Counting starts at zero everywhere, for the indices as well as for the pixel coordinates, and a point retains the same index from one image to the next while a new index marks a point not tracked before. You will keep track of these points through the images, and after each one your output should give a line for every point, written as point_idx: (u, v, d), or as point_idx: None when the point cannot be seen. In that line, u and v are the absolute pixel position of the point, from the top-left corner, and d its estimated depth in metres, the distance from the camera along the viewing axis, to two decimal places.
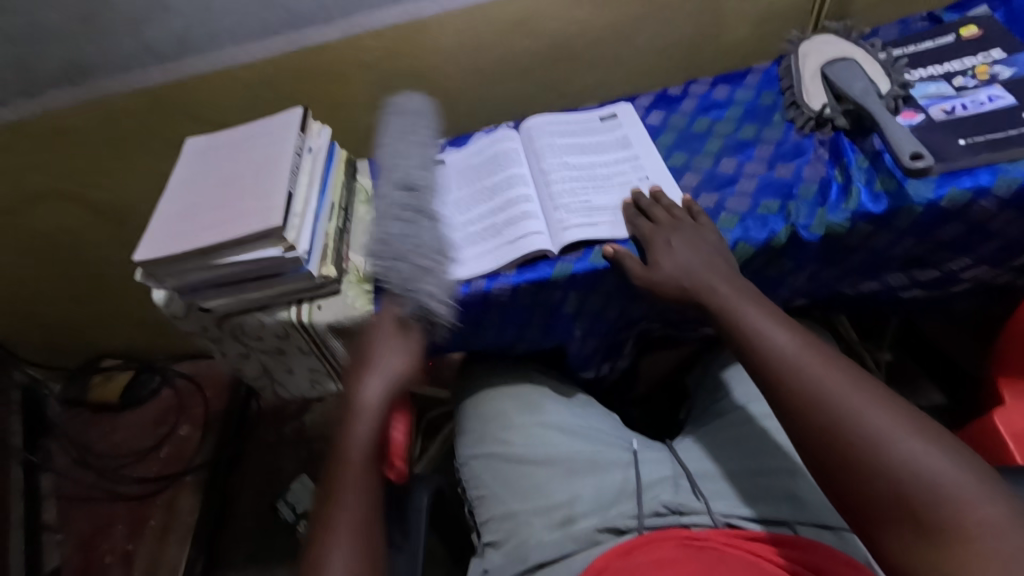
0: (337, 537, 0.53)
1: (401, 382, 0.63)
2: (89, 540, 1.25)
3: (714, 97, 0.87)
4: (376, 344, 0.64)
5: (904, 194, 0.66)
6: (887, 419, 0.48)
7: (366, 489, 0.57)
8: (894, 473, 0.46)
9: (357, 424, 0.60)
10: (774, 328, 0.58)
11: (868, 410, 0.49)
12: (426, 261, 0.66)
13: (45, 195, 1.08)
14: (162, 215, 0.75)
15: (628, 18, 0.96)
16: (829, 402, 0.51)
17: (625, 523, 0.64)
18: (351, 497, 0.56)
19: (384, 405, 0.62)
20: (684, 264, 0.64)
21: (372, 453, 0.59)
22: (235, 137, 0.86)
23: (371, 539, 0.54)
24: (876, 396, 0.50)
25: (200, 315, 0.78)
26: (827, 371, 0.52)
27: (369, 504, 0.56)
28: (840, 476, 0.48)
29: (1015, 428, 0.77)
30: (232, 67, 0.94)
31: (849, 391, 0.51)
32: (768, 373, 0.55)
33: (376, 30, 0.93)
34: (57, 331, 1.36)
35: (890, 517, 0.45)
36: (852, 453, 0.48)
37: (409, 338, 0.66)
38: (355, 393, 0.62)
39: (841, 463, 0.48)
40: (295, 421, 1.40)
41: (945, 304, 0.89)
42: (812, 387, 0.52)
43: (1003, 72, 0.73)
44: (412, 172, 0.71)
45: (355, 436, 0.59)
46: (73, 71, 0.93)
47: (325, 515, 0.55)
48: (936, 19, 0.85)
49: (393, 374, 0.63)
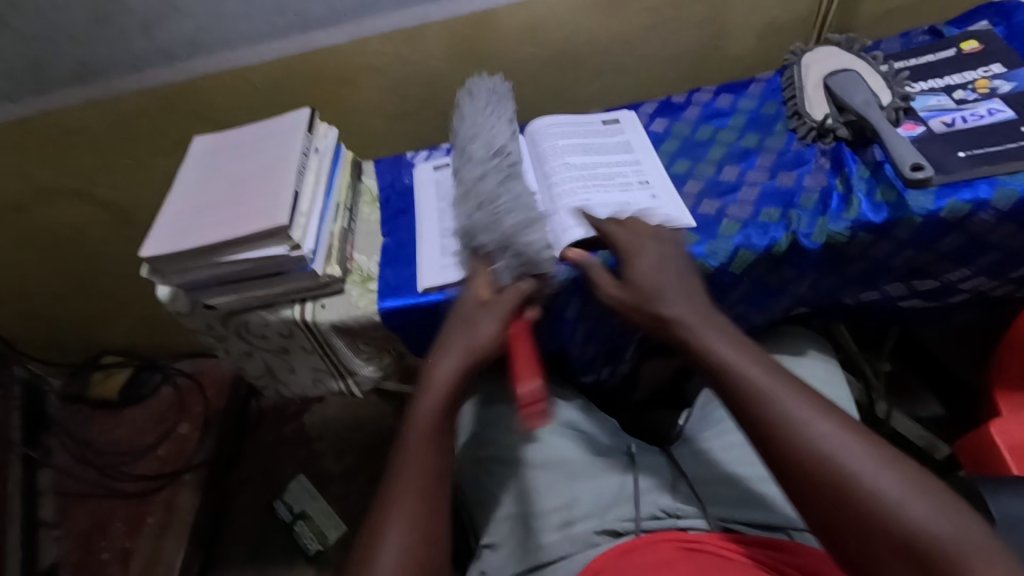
0: (399, 503, 0.54)
1: (490, 347, 0.61)
2: (87, 536, 1.25)
3: (717, 106, 0.88)
4: (474, 311, 0.64)
5: (904, 204, 0.67)
6: (860, 455, 0.49)
7: (429, 462, 0.57)
8: (875, 511, 0.47)
9: (428, 397, 0.60)
10: (744, 355, 0.56)
11: (842, 446, 0.49)
12: (531, 217, 0.66)
13: (51, 192, 1.09)
14: (169, 213, 0.76)
15: (634, 26, 0.97)
16: (808, 437, 0.50)
17: (622, 525, 0.65)
18: (413, 468, 0.56)
19: (457, 379, 0.61)
20: (654, 282, 0.62)
21: (434, 423, 0.59)
22: (244, 137, 0.87)
23: (432, 508, 0.55)
24: (847, 431, 0.50)
25: (205, 312, 0.78)
26: (800, 405, 0.52)
27: (434, 463, 0.57)
28: (823, 510, 0.49)
29: (1013, 440, 0.78)
30: (241, 68, 0.95)
31: (822, 426, 0.51)
32: (745, 404, 0.54)
33: (384, 34, 0.94)
34: (59, 327, 1.37)
35: (872, 555, 0.46)
36: (832, 489, 0.48)
37: (503, 300, 0.63)
38: (428, 370, 0.62)
39: (821, 501, 0.49)
40: (293, 422, 1.40)
41: (946, 316, 0.90)
42: (789, 423, 0.51)
43: (1002, 86, 0.74)
44: (500, 140, 0.74)
45: (421, 406, 0.60)
46: (84, 70, 0.94)
47: (387, 488, 0.56)
48: (938, 33, 0.87)
49: (483, 340, 0.61)
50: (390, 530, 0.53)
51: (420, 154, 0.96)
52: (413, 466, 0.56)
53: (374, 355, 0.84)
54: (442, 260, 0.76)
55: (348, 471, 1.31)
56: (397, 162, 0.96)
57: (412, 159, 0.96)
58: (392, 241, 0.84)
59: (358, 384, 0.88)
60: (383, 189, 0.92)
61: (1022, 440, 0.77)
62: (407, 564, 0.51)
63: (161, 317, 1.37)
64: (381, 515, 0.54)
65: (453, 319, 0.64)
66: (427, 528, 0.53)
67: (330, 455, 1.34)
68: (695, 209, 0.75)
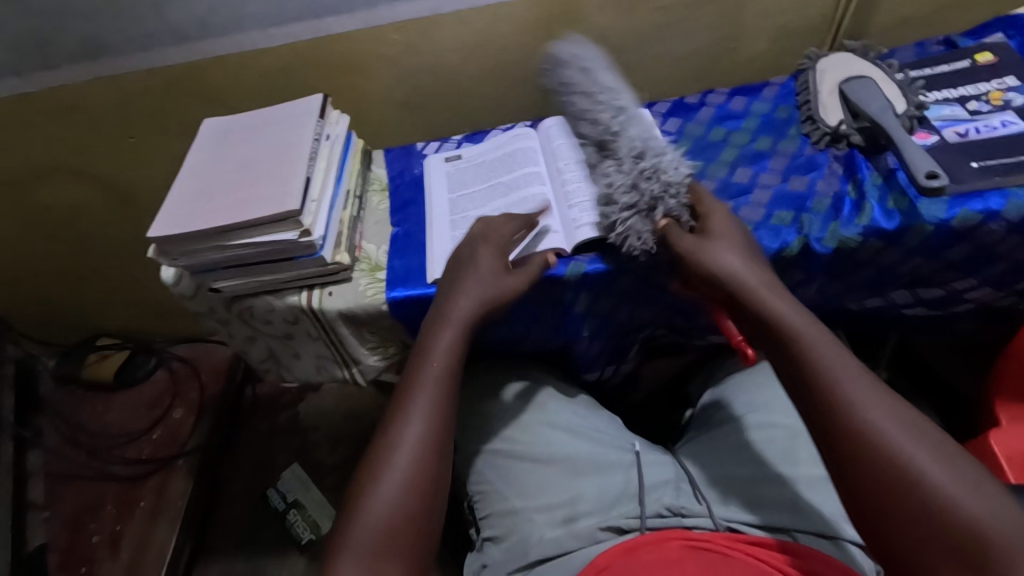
0: (407, 430, 0.57)
1: (500, 297, 0.65)
2: (77, 519, 1.24)
3: (731, 108, 0.88)
4: (490, 263, 0.66)
5: (916, 212, 0.67)
6: (898, 429, 0.48)
7: (438, 399, 0.59)
8: (912, 482, 0.45)
9: (444, 333, 0.63)
10: (800, 319, 0.56)
11: (884, 417, 0.48)
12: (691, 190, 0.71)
13: (52, 169, 1.08)
14: (177, 194, 0.75)
15: (648, 25, 0.97)
16: (852, 405, 0.49)
17: (627, 522, 0.65)
18: (423, 397, 0.59)
19: (470, 321, 0.64)
20: (725, 244, 0.63)
21: (451, 359, 0.61)
22: (254, 121, 0.86)
23: (440, 437, 0.57)
24: (894, 405, 0.49)
25: (209, 295, 0.78)
26: (850, 373, 0.51)
27: (436, 409, 0.58)
28: (860, 477, 0.48)
29: (1011, 450, 0.78)
30: (251, 51, 0.94)
31: (869, 396, 0.50)
32: (795, 364, 0.54)
33: (398, 23, 0.93)
34: (54, 307, 1.35)
35: (906, 525, 0.45)
36: (870, 456, 0.47)
37: (526, 270, 0.68)
38: (448, 310, 0.64)
39: (855, 464, 0.48)
40: (289, 410, 1.39)
41: (947, 326, 0.90)
42: (833, 388, 0.51)
43: (1016, 99, 0.75)
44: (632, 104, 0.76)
45: (439, 342, 0.62)
46: (92, 46, 0.93)
47: (395, 413, 0.59)
48: (952, 44, 0.87)
49: (496, 289, 0.65)
50: (399, 454, 0.55)
51: (430, 145, 0.95)
52: (421, 400, 0.58)
53: (380, 344, 0.83)
54: (451, 251, 0.76)
55: (342, 462, 1.30)
56: (407, 152, 0.95)
57: (422, 150, 0.95)
58: (400, 231, 0.83)
59: (361, 373, 0.88)
60: (393, 178, 0.92)
61: (1019, 450, 0.78)
62: (410, 489, 0.53)
63: (159, 300, 1.36)
64: (388, 440, 0.56)
65: (472, 263, 0.67)
66: (420, 481, 0.54)
67: (325, 445, 1.33)
68: None
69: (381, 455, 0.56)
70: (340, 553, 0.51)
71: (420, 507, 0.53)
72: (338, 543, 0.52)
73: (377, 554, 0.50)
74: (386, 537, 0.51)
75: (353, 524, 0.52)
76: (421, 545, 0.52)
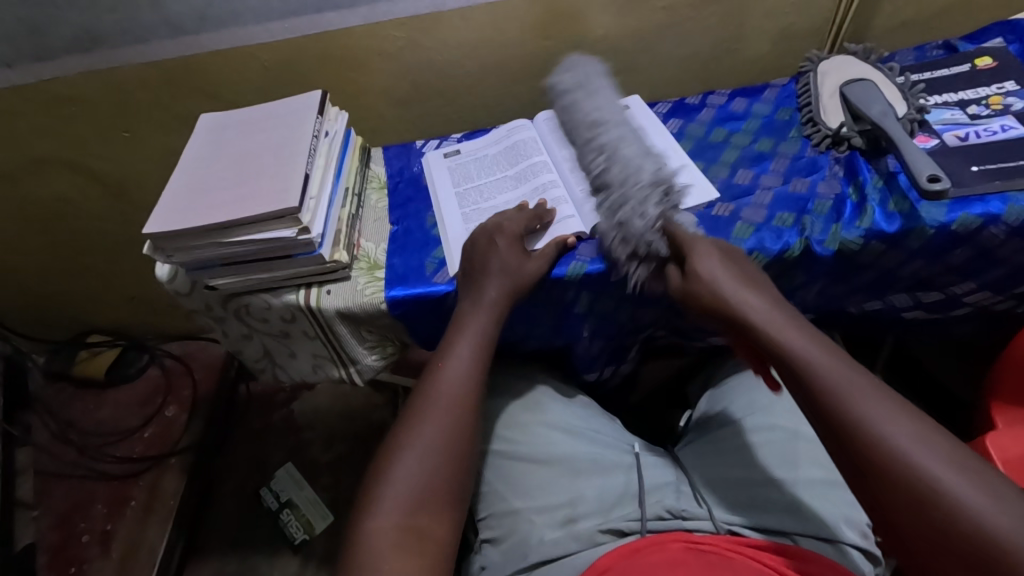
0: (440, 400, 0.61)
1: (525, 277, 0.68)
2: (67, 517, 1.22)
3: (732, 109, 0.88)
4: (510, 240, 0.69)
5: (917, 215, 0.67)
6: (904, 430, 0.49)
7: (469, 371, 0.63)
8: (943, 508, 0.45)
9: (477, 311, 0.66)
10: (812, 353, 0.55)
11: (888, 421, 0.49)
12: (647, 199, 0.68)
13: (45, 162, 1.06)
14: (173, 189, 0.74)
15: (650, 25, 0.97)
16: (878, 435, 0.49)
17: (627, 525, 0.64)
18: (455, 367, 0.63)
19: (502, 298, 0.67)
20: (723, 271, 0.62)
21: (484, 337, 0.66)
22: (251, 116, 0.85)
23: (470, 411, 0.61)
24: (919, 428, 0.48)
25: (205, 292, 0.77)
26: (873, 402, 0.50)
27: (467, 384, 0.62)
28: (872, 478, 0.48)
29: (1007, 453, 0.78)
30: (250, 46, 0.93)
31: (894, 422, 0.49)
32: (815, 400, 0.53)
33: (399, 19, 0.92)
34: (45, 303, 1.33)
35: (908, 519, 0.46)
36: (902, 488, 0.46)
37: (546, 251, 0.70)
38: (479, 289, 0.67)
39: (888, 495, 0.47)
40: (283, 409, 1.38)
41: (943, 330, 0.90)
42: (856, 418, 0.50)
43: (1015, 103, 0.75)
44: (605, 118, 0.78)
45: (472, 320, 0.66)
46: (87, 38, 0.91)
47: (429, 383, 0.63)
48: (952, 48, 0.87)
49: (522, 268, 0.68)
50: (432, 420, 0.59)
51: (430, 143, 0.95)
52: (453, 369, 0.63)
53: (378, 343, 0.83)
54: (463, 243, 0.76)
55: (337, 461, 1.29)
56: (406, 150, 0.95)
57: (422, 147, 0.95)
58: (400, 229, 0.83)
59: (358, 373, 0.86)
60: (392, 176, 0.91)
61: (1015, 453, 0.78)
62: (441, 453, 0.58)
63: (152, 296, 1.34)
64: (422, 407, 0.61)
65: (488, 243, 0.69)
66: (449, 448, 0.58)
67: (319, 444, 1.32)
68: (708, 209, 0.75)
69: (417, 419, 0.60)
70: (375, 510, 0.54)
71: (449, 471, 0.57)
72: (371, 501, 0.55)
73: (412, 511, 0.54)
74: (420, 495, 0.55)
75: (387, 483, 0.55)
76: (451, 506, 0.56)
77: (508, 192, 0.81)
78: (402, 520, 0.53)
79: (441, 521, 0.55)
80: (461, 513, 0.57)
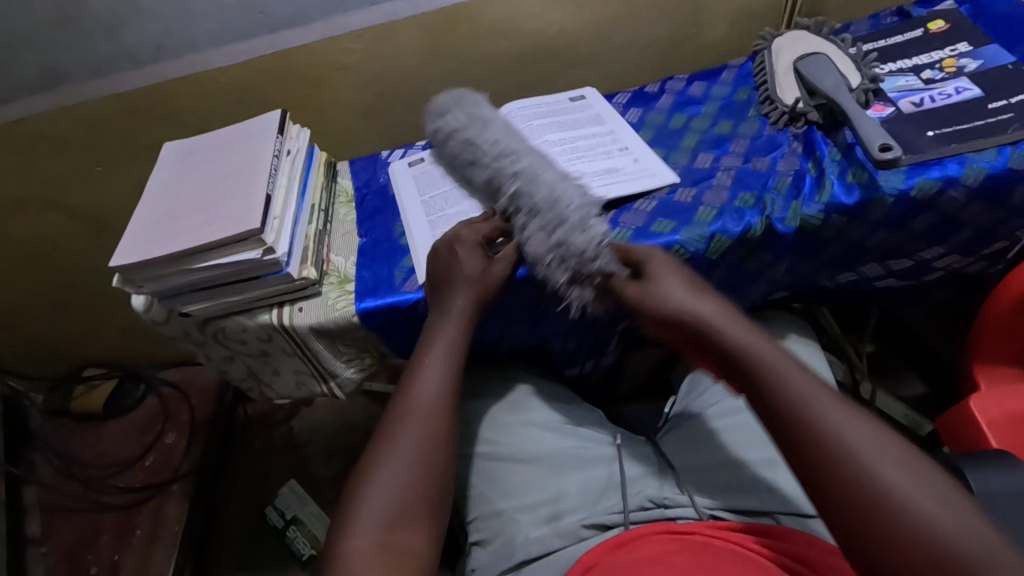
0: (412, 415, 0.61)
1: (488, 285, 0.68)
2: (75, 551, 1.23)
3: (690, 94, 0.89)
4: (462, 250, 0.69)
5: (876, 184, 0.67)
6: (858, 433, 0.47)
7: (440, 383, 0.64)
8: (887, 508, 0.44)
9: (447, 323, 0.67)
10: (752, 338, 0.55)
11: (844, 422, 0.48)
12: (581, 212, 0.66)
13: (23, 203, 1.07)
14: (140, 220, 0.75)
15: (606, 16, 0.97)
16: (839, 445, 0.47)
17: (611, 518, 0.65)
18: (426, 379, 0.64)
19: (470, 309, 0.67)
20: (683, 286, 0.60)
21: (459, 343, 0.66)
22: (213, 141, 0.86)
23: (442, 422, 0.61)
24: (877, 435, 0.47)
25: (181, 320, 0.77)
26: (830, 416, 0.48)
27: (440, 396, 0.63)
28: (824, 474, 0.47)
29: (991, 415, 0.78)
30: (210, 71, 0.94)
31: (850, 428, 0.47)
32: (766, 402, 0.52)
33: (354, 31, 0.93)
34: (37, 341, 1.35)
35: (852, 513, 0.45)
36: (865, 507, 0.44)
37: (505, 253, 0.70)
38: (448, 300, 0.67)
39: (861, 509, 0.44)
40: (282, 427, 1.39)
41: (924, 295, 0.90)
42: (815, 422, 0.48)
43: (969, 64, 0.75)
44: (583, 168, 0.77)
45: (444, 332, 0.66)
46: (49, 76, 0.92)
47: (402, 397, 0.63)
48: (905, 13, 0.87)
49: (476, 275, 0.67)
50: (402, 434, 0.60)
51: (395, 152, 0.95)
52: (423, 381, 0.63)
53: (355, 355, 0.83)
54: (431, 249, 0.76)
55: (338, 475, 1.30)
56: (373, 161, 0.95)
57: (387, 157, 0.95)
58: (368, 241, 0.83)
59: (340, 387, 0.87)
60: (359, 188, 0.92)
61: (1000, 414, 0.78)
62: (417, 466, 0.58)
63: (142, 326, 1.35)
64: (393, 422, 0.61)
65: (450, 253, 0.69)
66: (424, 461, 0.58)
67: (319, 458, 1.33)
68: (670, 196, 0.74)
69: (390, 436, 0.60)
70: (351, 526, 0.54)
71: (425, 483, 0.57)
72: (346, 520, 0.55)
73: (389, 528, 0.54)
74: (396, 512, 0.55)
75: (361, 501, 0.55)
76: (429, 519, 0.56)
77: (472, 195, 0.82)
78: (380, 538, 0.53)
79: (419, 533, 0.55)
80: (439, 524, 0.57)
